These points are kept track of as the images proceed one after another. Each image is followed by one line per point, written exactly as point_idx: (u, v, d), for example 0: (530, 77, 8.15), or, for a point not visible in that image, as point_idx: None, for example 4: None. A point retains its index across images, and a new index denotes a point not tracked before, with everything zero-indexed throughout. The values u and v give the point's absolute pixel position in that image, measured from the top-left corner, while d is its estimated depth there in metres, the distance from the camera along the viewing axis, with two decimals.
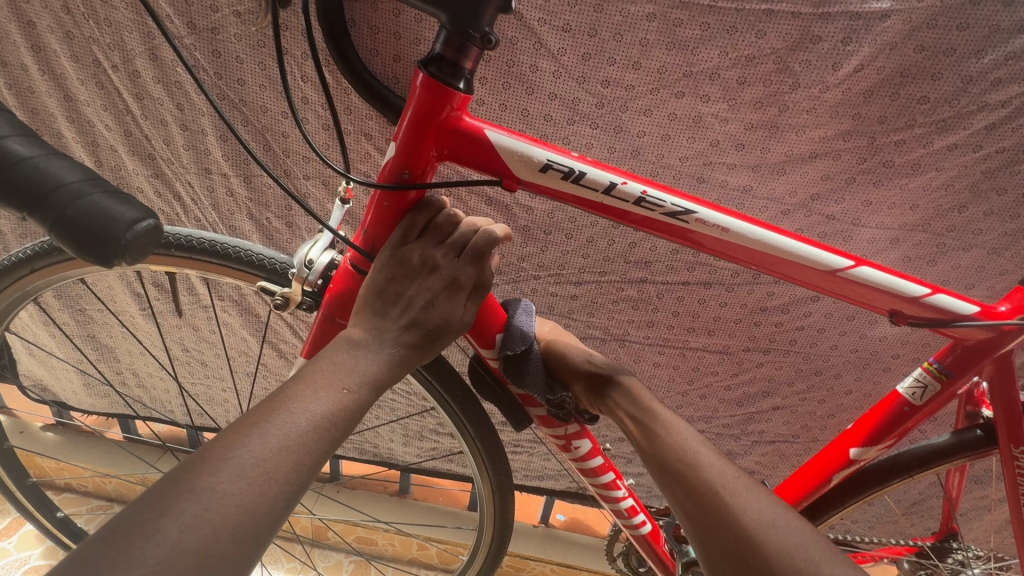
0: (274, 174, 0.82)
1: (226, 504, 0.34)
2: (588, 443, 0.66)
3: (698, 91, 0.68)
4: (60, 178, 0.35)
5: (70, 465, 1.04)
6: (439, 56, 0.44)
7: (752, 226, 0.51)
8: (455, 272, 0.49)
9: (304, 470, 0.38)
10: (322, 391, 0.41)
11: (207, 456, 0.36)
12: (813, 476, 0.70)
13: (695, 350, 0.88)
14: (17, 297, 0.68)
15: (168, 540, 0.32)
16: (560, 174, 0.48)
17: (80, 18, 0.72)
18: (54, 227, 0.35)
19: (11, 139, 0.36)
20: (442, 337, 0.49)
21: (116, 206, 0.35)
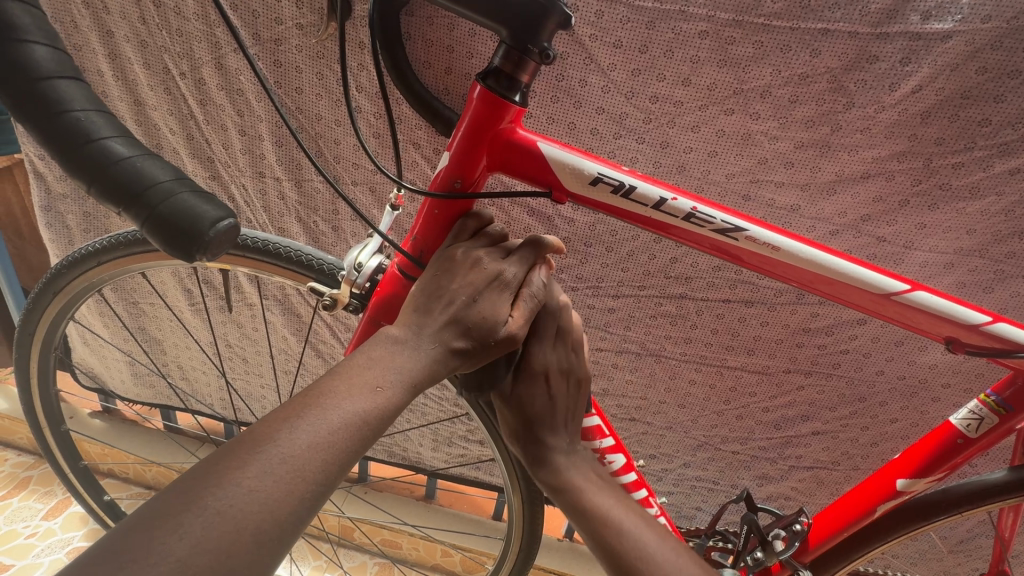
0: (324, 179, 0.84)
1: (250, 501, 0.34)
2: (621, 458, 0.65)
3: (748, 108, 0.68)
4: (153, 177, 0.37)
5: (114, 451, 1.08)
6: (497, 70, 0.45)
7: (804, 245, 0.50)
8: (501, 269, 0.48)
9: (330, 469, 0.38)
10: (358, 388, 0.42)
11: (238, 448, 0.37)
12: (853, 507, 0.69)
13: (733, 370, 0.86)
14: (79, 290, 0.72)
15: (190, 536, 0.32)
16: (611, 187, 0.49)
17: (154, 28, 0.76)
18: (146, 223, 0.37)
19: (111, 138, 0.38)
20: (486, 340, 0.47)
21: (203, 205, 0.37)
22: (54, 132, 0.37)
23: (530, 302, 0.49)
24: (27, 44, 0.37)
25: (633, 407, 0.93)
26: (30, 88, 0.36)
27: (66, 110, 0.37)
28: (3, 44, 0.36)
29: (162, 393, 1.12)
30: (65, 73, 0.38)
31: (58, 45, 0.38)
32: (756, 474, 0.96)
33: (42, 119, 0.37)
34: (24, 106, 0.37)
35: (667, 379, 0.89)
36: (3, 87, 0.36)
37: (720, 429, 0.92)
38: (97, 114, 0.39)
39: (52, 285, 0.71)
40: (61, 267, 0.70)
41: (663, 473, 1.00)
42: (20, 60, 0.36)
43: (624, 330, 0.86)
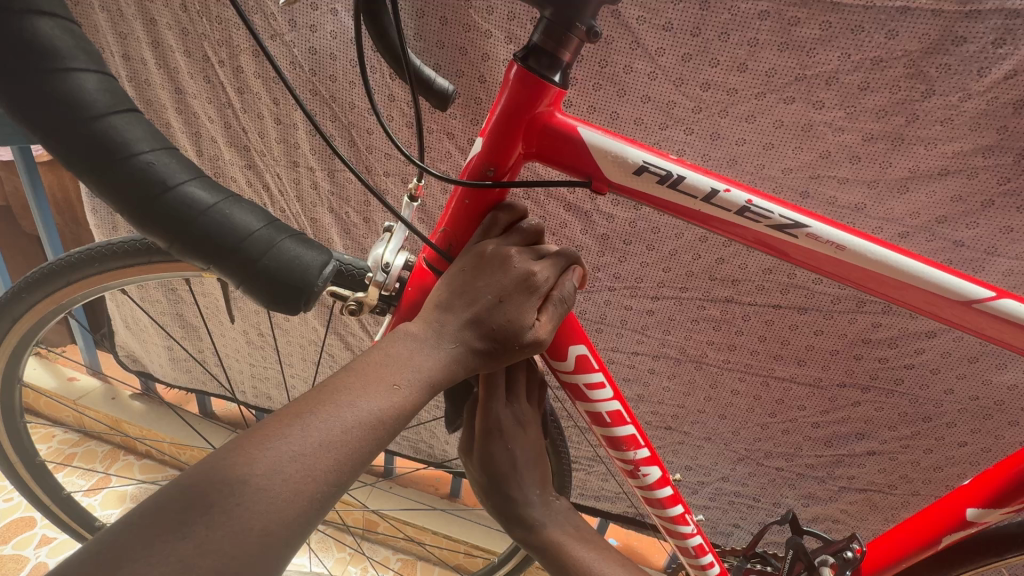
0: (356, 169, 0.83)
1: (257, 501, 0.32)
2: (657, 472, 0.62)
3: (811, 97, 0.62)
4: (245, 226, 0.35)
5: (152, 432, 1.10)
6: (537, 47, 0.41)
7: (874, 245, 0.45)
8: (531, 270, 0.45)
9: (342, 470, 0.36)
10: (374, 385, 0.39)
11: (247, 443, 0.34)
12: (915, 536, 0.61)
13: (781, 381, 0.80)
14: (40, 316, 0.65)
15: (194, 536, 0.30)
16: (657, 177, 0.45)
17: (195, 15, 0.76)
18: (248, 277, 0.36)
19: (185, 180, 0.34)
20: (509, 342, 0.44)
21: (306, 251, 0.37)
22: (120, 180, 0.32)
23: (559, 306, 0.46)
24: (72, 76, 0.31)
25: (669, 415, 0.88)
26: (91, 133, 0.32)
27: (136, 154, 0.33)
28: (45, 79, 0.30)
29: (197, 378, 1.14)
30: (117, 103, 0.33)
31: (104, 70, 0.33)
32: (802, 493, 0.89)
33: (105, 165, 0.32)
34: (80, 150, 0.32)
35: (708, 387, 0.84)
36: (51, 130, 0.31)
37: (764, 443, 0.86)
38: (162, 151, 0.34)
39: (5, 314, 0.64)
40: (18, 290, 0.63)
41: (699, 486, 0.94)
42: (69, 97, 0.31)
43: (662, 333, 0.81)
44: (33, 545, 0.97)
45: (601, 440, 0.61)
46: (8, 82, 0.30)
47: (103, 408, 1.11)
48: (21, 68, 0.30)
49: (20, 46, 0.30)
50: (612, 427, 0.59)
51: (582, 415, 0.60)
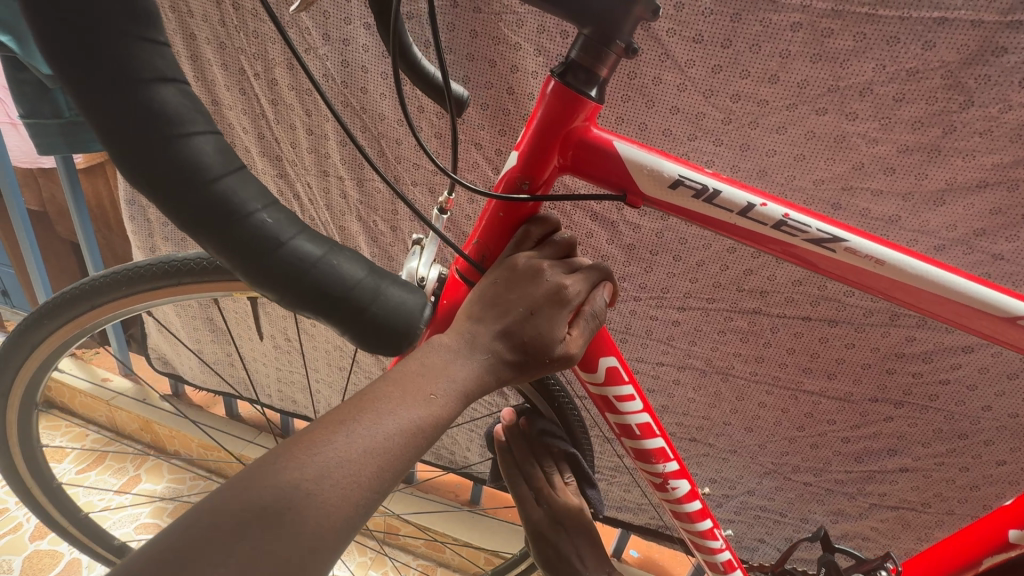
0: (385, 178, 0.84)
1: (307, 505, 0.33)
2: (686, 485, 0.62)
3: (844, 108, 0.61)
4: (352, 276, 0.37)
5: (183, 434, 1.13)
6: (575, 64, 0.41)
7: (912, 259, 0.44)
8: (563, 284, 0.46)
9: (385, 477, 0.37)
10: (412, 395, 0.40)
11: (294, 447, 0.35)
12: (954, 556, 0.58)
13: (811, 395, 0.79)
14: (64, 339, 0.67)
15: (248, 540, 0.31)
16: (692, 191, 0.45)
17: (233, 30, 0.79)
18: (353, 324, 0.37)
19: (293, 235, 0.36)
20: (539, 354, 0.44)
21: (404, 296, 0.39)
22: (235, 239, 0.34)
23: (591, 321, 0.47)
24: (194, 141, 0.33)
25: (694, 427, 0.87)
26: (213, 196, 0.33)
27: (251, 213, 0.35)
28: (171, 147, 0.32)
29: (226, 381, 1.17)
30: (230, 165, 0.35)
31: (219, 133, 0.35)
32: (830, 509, 0.87)
33: (223, 226, 0.34)
34: (201, 213, 0.34)
35: (734, 399, 0.83)
36: (176, 195, 0.33)
37: (791, 457, 0.85)
38: (273, 208, 0.36)
39: (22, 346, 0.65)
40: (35, 317, 0.64)
41: (724, 499, 0.93)
42: (192, 164, 0.33)
43: (688, 344, 0.81)
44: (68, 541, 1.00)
45: (629, 452, 0.61)
46: (136, 153, 0.32)
47: (137, 410, 1.14)
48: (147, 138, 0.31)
49: (148, 115, 0.31)
50: (641, 440, 0.59)
51: (611, 426, 0.60)
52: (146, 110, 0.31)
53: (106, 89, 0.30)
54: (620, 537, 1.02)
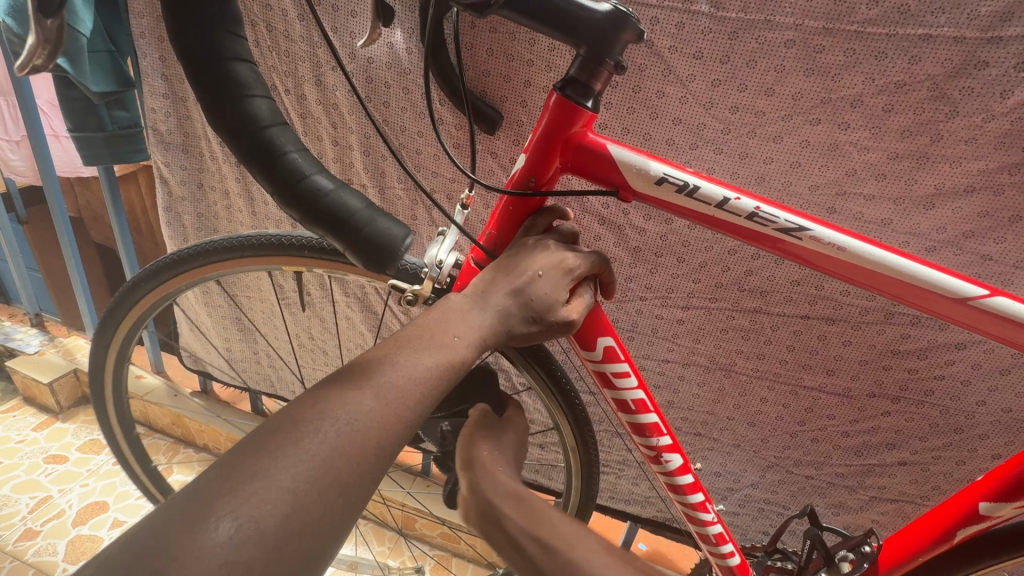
0: (405, 186, 0.90)
1: (371, 419, 0.38)
2: (678, 460, 0.70)
3: (836, 118, 0.65)
4: (352, 206, 0.43)
5: (212, 428, 1.19)
6: (573, 79, 0.48)
7: (873, 247, 0.51)
8: (564, 258, 0.53)
9: (426, 403, 0.42)
10: (439, 338, 0.46)
11: (350, 374, 0.40)
12: (929, 531, 0.63)
13: (811, 390, 0.82)
14: (152, 303, 0.77)
15: (328, 442, 0.35)
16: (675, 187, 0.51)
17: (266, 49, 0.85)
18: (351, 246, 0.43)
19: (314, 171, 0.44)
20: (543, 318, 0.51)
21: (392, 228, 0.44)
22: (271, 172, 0.42)
23: (587, 297, 0.54)
24: (250, 97, 0.42)
25: (699, 421, 0.91)
26: (257, 136, 0.42)
27: (282, 151, 0.43)
28: (235, 100, 0.41)
29: (254, 378, 1.24)
30: (277, 120, 0.44)
31: (268, 92, 0.44)
32: (831, 502, 0.90)
33: (264, 161, 0.42)
34: (252, 150, 0.42)
35: (738, 395, 0.87)
36: (236, 135, 0.42)
37: (793, 451, 0.88)
38: (303, 152, 0.44)
39: (126, 300, 0.76)
40: (139, 278, 0.74)
41: (728, 492, 0.96)
42: (247, 113, 0.42)
43: (692, 341, 0.85)
44: (108, 526, 1.07)
45: (627, 426, 0.68)
46: (202, 97, 0.42)
47: (168, 404, 1.20)
48: (216, 93, 0.41)
49: (222, 77, 0.41)
50: (637, 415, 0.66)
51: (610, 402, 0.67)
52: (216, 71, 0.41)
53: (195, 60, 0.41)
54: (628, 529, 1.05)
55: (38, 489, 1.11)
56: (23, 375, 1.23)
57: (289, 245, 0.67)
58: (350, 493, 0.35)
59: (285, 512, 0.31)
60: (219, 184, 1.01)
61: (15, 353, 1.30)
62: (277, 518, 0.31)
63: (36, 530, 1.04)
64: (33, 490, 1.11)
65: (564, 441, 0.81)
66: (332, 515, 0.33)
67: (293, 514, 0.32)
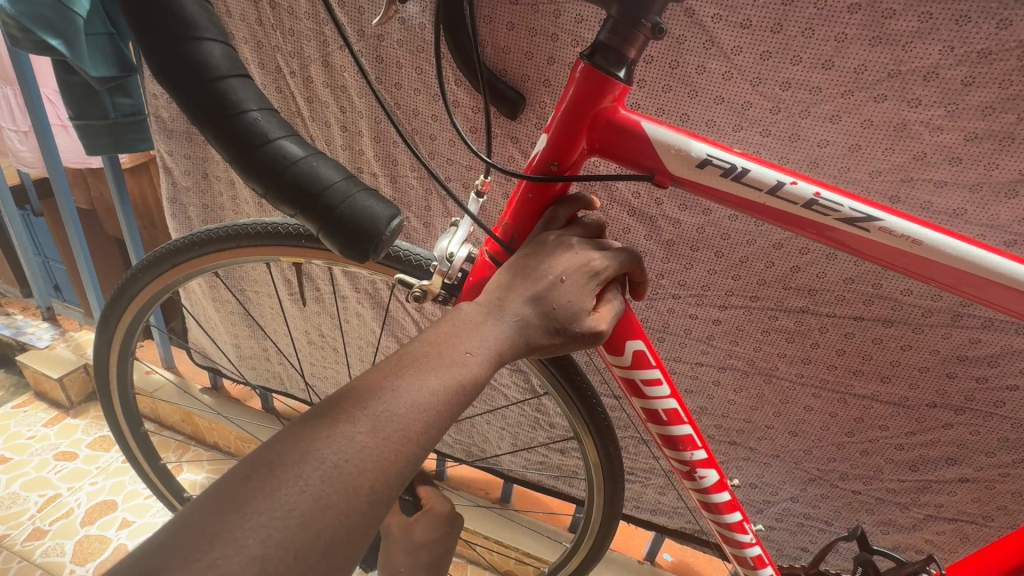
0: (417, 175, 0.84)
1: (364, 457, 0.33)
2: (714, 475, 0.62)
3: (905, 94, 0.57)
4: (327, 177, 0.37)
5: (221, 426, 1.15)
6: (603, 45, 0.42)
7: (952, 239, 0.44)
8: (591, 260, 0.46)
9: (431, 434, 0.37)
10: (448, 355, 0.40)
11: (344, 400, 0.35)
12: (1003, 560, 0.56)
13: (862, 399, 0.75)
14: (152, 296, 0.73)
15: (310, 490, 0.30)
16: (720, 170, 0.45)
17: (270, 28, 0.80)
18: (324, 224, 0.37)
19: (281, 136, 0.38)
20: (568, 329, 0.45)
21: (374, 203, 0.38)
22: (230, 135, 0.37)
23: (615, 305, 0.48)
24: (203, 42, 0.36)
25: (734, 429, 0.84)
26: (211, 88, 0.36)
27: (241, 109, 0.37)
28: (184, 45, 0.36)
29: (262, 375, 1.19)
30: (236, 71, 0.38)
31: (226, 39, 0.38)
32: (880, 519, 0.83)
33: (219, 121, 0.37)
34: (204, 104, 0.36)
35: (778, 402, 0.79)
36: (185, 87, 0.36)
37: (839, 464, 0.81)
38: (268, 112, 0.38)
39: (125, 293, 0.72)
40: (135, 274, 0.70)
41: (765, 505, 0.89)
42: (198, 61, 0.36)
43: (729, 344, 0.78)
44: (115, 526, 1.04)
45: (657, 439, 0.61)
46: (145, 40, 0.36)
47: (176, 402, 1.16)
48: (162, 35, 0.35)
49: (170, 17, 0.35)
50: (669, 426, 0.59)
51: (638, 412, 0.60)
52: (164, 10, 0.35)
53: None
54: (654, 540, 0.99)
55: (48, 487, 1.08)
56: (33, 371, 1.20)
57: (283, 233, 0.61)
58: (334, 552, 0.30)
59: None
60: (224, 174, 0.96)
61: (26, 347, 1.28)
62: None
63: (43, 530, 1.02)
64: (43, 488, 1.08)
65: (584, 451, 0.75)
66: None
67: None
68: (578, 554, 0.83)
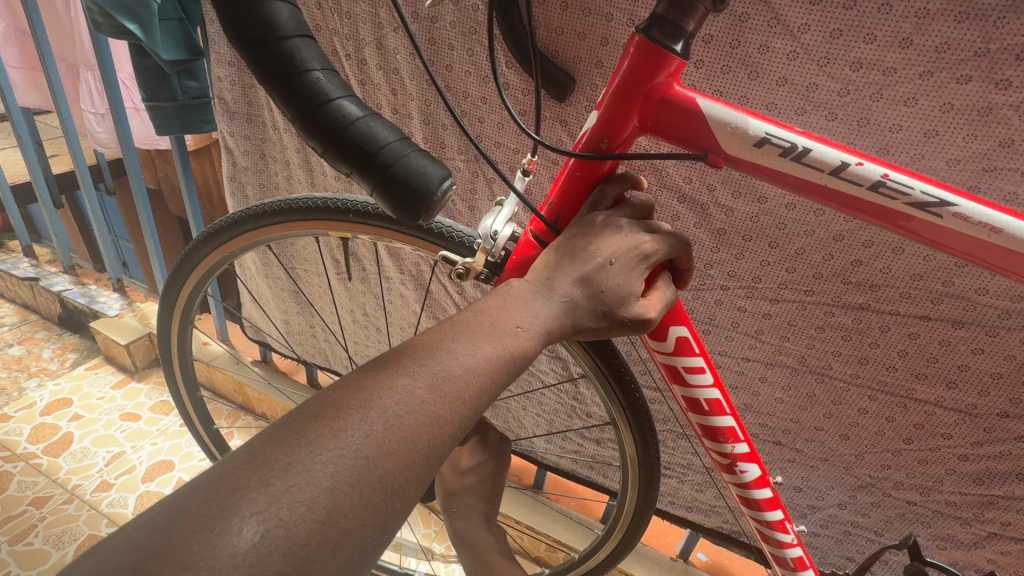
0: (463, 159, 0.84)
1: (422, 414, 0.34)
2: (756, 470, 0.60)
3: (993, 75, 0.53)
4: (383, 139, 0.38)
5: (268, 397, 1.20)
6: (661, 17, 0.41)
7: None
8: (639, 242, 0.45)
9: (483, 399, 0.37)
10: (499, 326, 0.40)
11: (402, 359, 0.36)
12: None
13: (923, 404, 0.70)
14: (211, 265, 0.76)
15: (374, 435, 0.31)
16: (779, 149, 0.43)
17: (328, 12, 0.82)
18: (379, 185, 0.38)
19: (341, 97, 0.39)
20: (615, 312, 0.44)
21: (427, 166, 0.38)
22: (293, 95, 0.38)
23: (666, 296, 0.47)
24: (271, 3, 0.38)
25: (780, 429, 0.81)
26: (277, 48, 0.37)
27: (305, 70, 0.38)
28: (253, 5, 0.37)
29: (309, 350, 1.24)
30: (301, 33, 0.39)
31: (292, 2, 0.39)
32: (936, 534, 0.78)
33: (284, 80, 0.38)
34: (270, 65, 0.38)
35: (830, 403, 0.76)
36: (253, 47, 0.38)
37: (893, 472, 0.77)
38: (329, 75, 0.39)
39: (189, 260, 0.76)
40: (198, 241, 0.74)
41: (809, 510, 0.86)
42: (268, 22, 0.37)
43: (779, 339, 0.75)
44: (172, 484, 1.11)
45: (696, 429, 0.60)
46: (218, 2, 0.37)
47: (230, 371, 1.23)
48: None
49: None
50: (711, 417, 0.57)
51: (678, 401, 0.59)
52: None
53: None
54: (688, 538, 0.97)
55: (114, 444, 1.17)
56: (104, 336, 1.30)
57: (332, 208, 0.63)
58: (394, 498, 0.31)
59: (320, 518, 0.28)
60: (281, 155, 1.00)
61: (98, 315, 1.37)
62: (312, 523, 0.28)
63: (110, 483, 1.10)
64: (109, 444, 1.17)
65: (620, 439, 0.74)
66: (370, 523, 0.30)
67: (329, 520, 0.28)
68: (609, 544, 0.82)
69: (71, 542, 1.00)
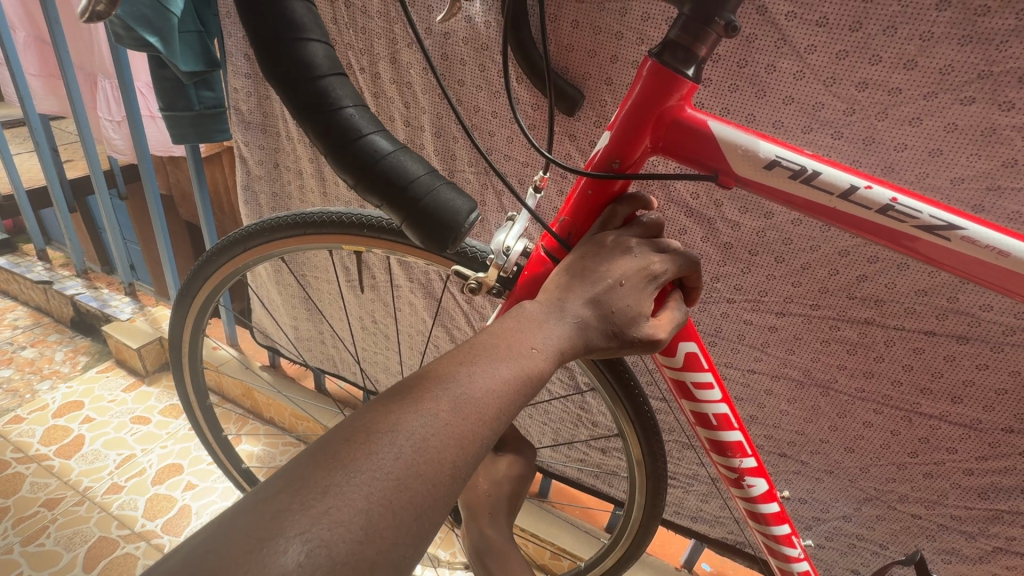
0: (473, 170, 0.86)
1: (447, 434, 0.35)
2: (763, 485, 0.61)
3: (996, 96, 0.54)
4: (413, 172, 0.40)
5: (277, 402, 1.21)
6: (673, 42, 0.42)
7: None
8: (649, 263, 0.46)
9: (503, 419, 0.38)
10: (515, 347, 0.41)
11: (424, 381, 0.37)
12: None
13: (928, 419, 0.71)
14: (225, 277, 0.78)
15: (403, 456, 0.33)
16: (789, 172, 0.44)
17: (343, 26, 0.84)
18: (409, 216, 0.40)
19: (373, 132, 0.40)
20: (625, 332, 0.45)
21: (455, 198, 0.40)
22: (328, 131, 0.40)
23: (676, 316, 0.48)
24: (307, 43, 0.39)
25: (785, 441, 0.82)
26: (312, 86, 0.39)
27: (339, 106, 0.40)
28: (292, 45, 0.39)
29: (317, 356, 1.25)
30: (335, 70, 0.41)
31: (327, 40, 0.41)
32: (941, 547, 0.78)
33: (319, 116, 0.40)
34: (306, 102, 0.39)
35: (835, 416, 0.77)
36: (290, 85, 0.39)
37: (898, 485, 0.77)
38: (361, 109, 0.41)
39: (203, 271, 0.77)
40: (211, 254, 0.76)
41: (814, 522, 0.86)
42: (305, 61, 0.39)
43: (784, 352, 0.76)
44: (181, 488, 1.12)
45: (704, 444, 0.61)
46: (258, 43, 0.39)
47: (239, 376, 1.24)
48: (273, 37, 0.39)
49: (281, 20, 0.39)
50: (718, 431, 0.58)
51: (686, 415, 0.60)
52: (275, 12, 0.38)
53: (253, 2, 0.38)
54: (693, 548, 0.97)
55: (124, 446, 1.18)
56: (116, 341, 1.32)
57: (347, 222, 0.65)
58: (424, 517, 0.32)
59: (358, 538, 0.29)
60: (294, 165, 1.02)
61: (110, 318, 1.39)
62: (349, 543, 0.29)
63: (120, 485, 1.11)
64: (120, 447, 1.18)
65: (627, 449, 0.75)
66: (403, 543, 0.31)
67: (366, 540, 0.30)
68: (615, 555, 0.83)
69: (82, 543, 1.01)
